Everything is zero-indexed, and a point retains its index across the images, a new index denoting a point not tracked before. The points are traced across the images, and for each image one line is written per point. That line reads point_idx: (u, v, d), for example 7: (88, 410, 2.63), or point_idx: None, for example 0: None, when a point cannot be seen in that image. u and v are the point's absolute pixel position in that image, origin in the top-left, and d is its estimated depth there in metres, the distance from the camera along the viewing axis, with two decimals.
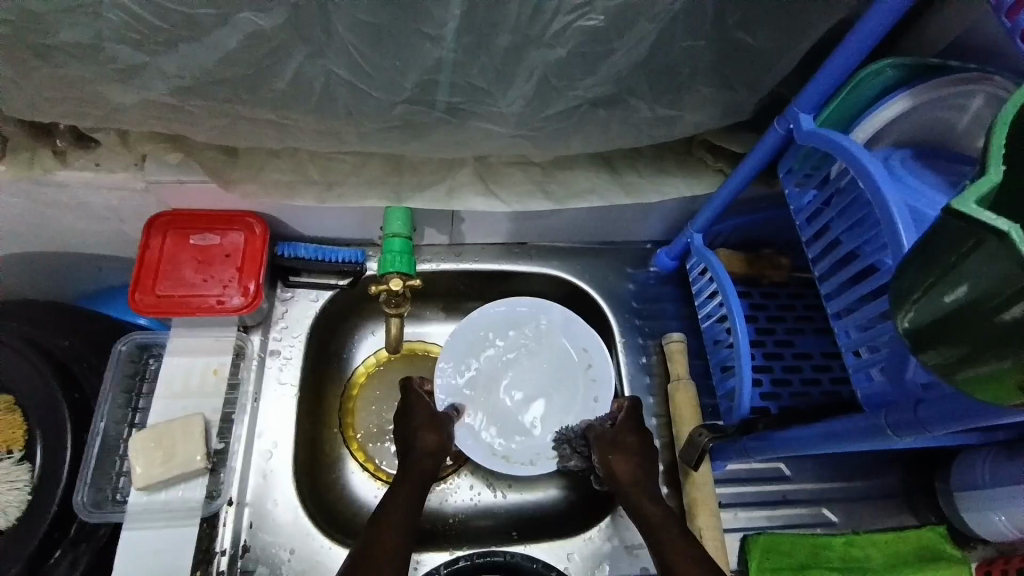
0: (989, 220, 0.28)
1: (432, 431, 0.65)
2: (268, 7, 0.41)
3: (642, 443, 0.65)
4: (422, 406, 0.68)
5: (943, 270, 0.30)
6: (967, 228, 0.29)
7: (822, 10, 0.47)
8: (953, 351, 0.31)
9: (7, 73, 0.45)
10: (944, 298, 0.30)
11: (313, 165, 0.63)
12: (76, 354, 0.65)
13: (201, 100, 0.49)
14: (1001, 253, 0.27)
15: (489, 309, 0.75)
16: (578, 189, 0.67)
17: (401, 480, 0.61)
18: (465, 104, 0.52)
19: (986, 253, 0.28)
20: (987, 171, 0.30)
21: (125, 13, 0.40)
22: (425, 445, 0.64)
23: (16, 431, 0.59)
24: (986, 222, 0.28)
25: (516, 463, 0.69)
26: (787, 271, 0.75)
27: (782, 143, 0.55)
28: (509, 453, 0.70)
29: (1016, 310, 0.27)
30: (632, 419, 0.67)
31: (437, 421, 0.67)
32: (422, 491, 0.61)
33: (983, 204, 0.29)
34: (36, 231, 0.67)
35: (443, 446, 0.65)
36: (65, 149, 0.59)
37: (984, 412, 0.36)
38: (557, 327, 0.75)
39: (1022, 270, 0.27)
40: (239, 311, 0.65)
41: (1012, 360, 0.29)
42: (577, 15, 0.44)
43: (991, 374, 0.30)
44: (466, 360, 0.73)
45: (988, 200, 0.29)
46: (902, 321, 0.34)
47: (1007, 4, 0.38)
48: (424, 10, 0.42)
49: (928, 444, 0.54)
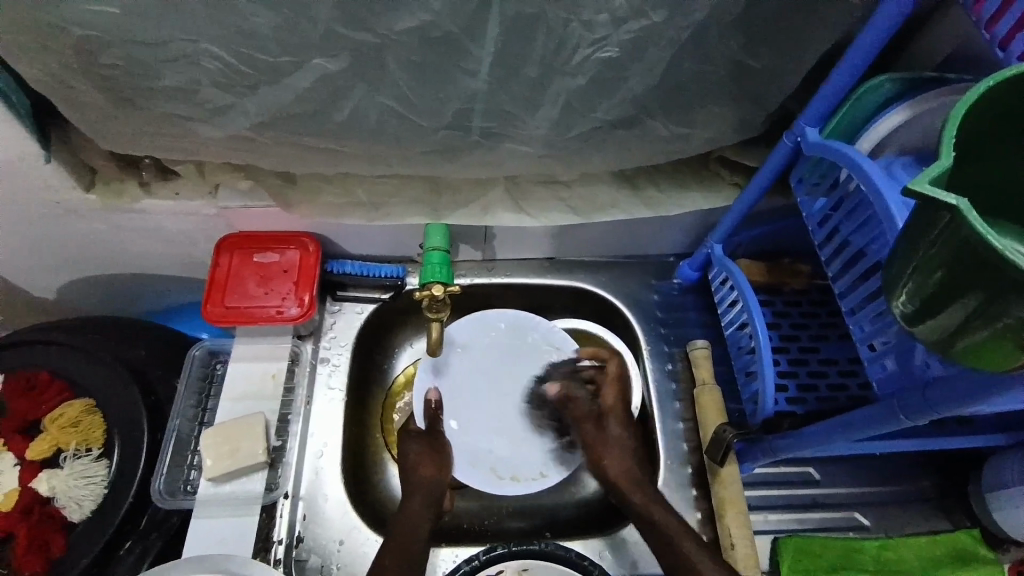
0: (942, 198, 0.32)
1: (429, 465, 0.68)
2: (335, 53, 0.48)
3: (621, 418, 0.71)
4: (416, 440, 0.70)
5: (926, 246, 0.35)
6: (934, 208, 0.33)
7: (818, 33, 0.52)
8: (948, 323, 0.35)
9: (117, 114, 0.54)
10: (931, 274, 0.35)
11: (362, 189, 0.70)
12: (152, 362, 0.73)
13: (273, 133, 0.57)
14: (961, 229, 0.32)
15: (453, 326, 0.78)
16: (601, 204, 0.72)
17: (410, 497, 0.67)
18: (498, 128, 0.58)
19: (952, 230, 0.32)
20: (938, 159, 0.34)
21: (219, 62, 0.48)
22: (423, 476, 0.68)
23: (96, 431, 0.66)
24: (939, 199, 0.32)
25: (527, 480, 0.73)
26: (807, 279, 0.78)
27: (792, 155, 0.59)
28: (516, 472, 0.73)
29: (985, 284, 0.32)
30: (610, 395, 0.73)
31: (432, 449, 0.70)
32: (429, 514, 0.66)
33: (935, 184, 0.33)
34: (121, 254, 0.76)
35: (440, 479, 0.68)
36: (149, 180, 0.67)
37: (996, 387, 0.38)
38: (522, 337, 0.79)
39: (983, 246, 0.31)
40: (295, 320, 0.72)
41: (993, 328, 0.33)
42: (596, 47, 0.50)
43: (981, 343, 0.34)
44: (448, 382, 0.76)
45: (939, 183, 0.34)
46: (902, 295, 0.38)
47: (986, 16, 0.42)
48: (465, 49, 0.49)
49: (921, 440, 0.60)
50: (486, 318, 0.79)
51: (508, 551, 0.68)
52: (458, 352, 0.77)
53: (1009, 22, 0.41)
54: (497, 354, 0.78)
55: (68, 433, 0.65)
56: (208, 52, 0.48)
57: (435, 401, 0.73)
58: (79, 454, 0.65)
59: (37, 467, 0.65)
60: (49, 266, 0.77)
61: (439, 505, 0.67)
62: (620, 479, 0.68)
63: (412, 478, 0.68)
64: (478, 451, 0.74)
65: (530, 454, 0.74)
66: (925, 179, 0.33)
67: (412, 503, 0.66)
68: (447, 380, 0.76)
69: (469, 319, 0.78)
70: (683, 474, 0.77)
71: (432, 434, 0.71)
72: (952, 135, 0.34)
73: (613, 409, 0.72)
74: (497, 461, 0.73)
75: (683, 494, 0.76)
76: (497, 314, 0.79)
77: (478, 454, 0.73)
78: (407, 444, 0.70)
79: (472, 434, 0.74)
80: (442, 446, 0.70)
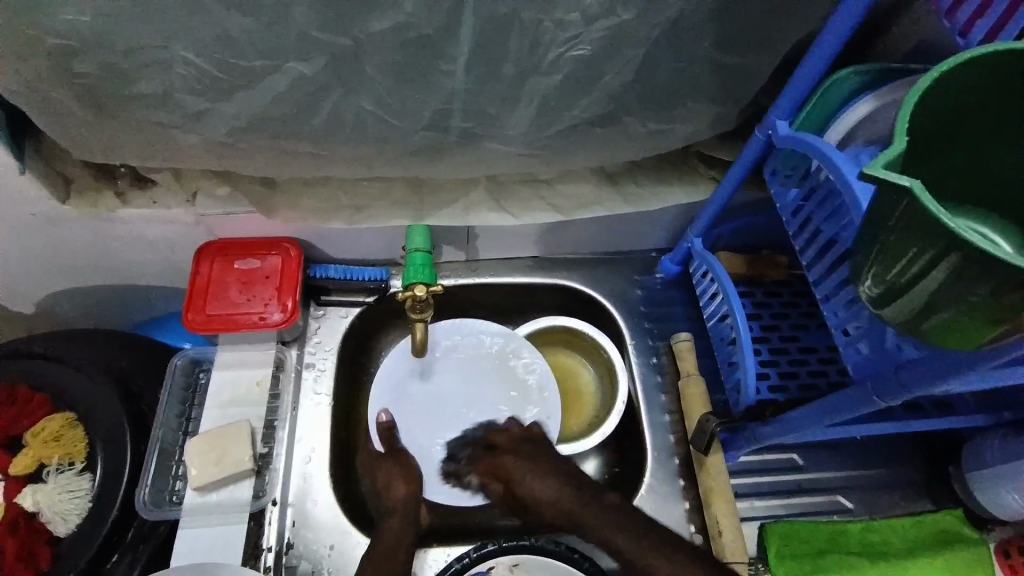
0: (895, 180, 0.34)
1: (401, 483, 0.68)
2: (311, 56, 0.49)
3: (519, 458, 0.69)
4: (382, 470, 0.70)
5: (890, 227, 0.36)
6: (893, 191, 0.35)
7: (784, 28, 0.54)
8: (915, 301, 0.37)
9: (92, 122, 0.53)
10: (899, 253, 0.36)
11: (344, 192, 0.70)
12: (134, 373, 0.72)
13: (253, 138, 0.57)
14: (918, 207, 0.33)
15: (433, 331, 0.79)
16: (582, 201, 0.73)
17: (388, 517, 0.67)
18: (477, 128, 0.58)
19: (911, 209, 0.34)
20: (892, 142, 0.35)
21: (194, 67, 0.48)
22: (395, 500, 0.68)
23: (79, 444, 0.65)
24: (893, 181, 0.34)
25: None
26: (786, 269, 0.79)
27: (765, 148, 0.60)
28: None
29: (946, 260, 0.33)
30: (507, 436, 0.72)
31: (401, 470, 0.70)
32: (410, 530, 0.66)
33: (890, 167, 0.35)
34: (100, 265, 0.75)
35: (411, 497, 0.68)
36: (125, 189, 0.67)
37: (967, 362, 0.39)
38: (495, 346, 0.80)
39: (939, 223, 0.32)
40: (279, 326, 0.72)
41: (961, 302, 0.34)
42: (568, 46, 0.51)
43: (949, 318, 0.35)
44: (421, 393, 0.77)
45: (894, 166, 0.35)
46: (873, 276, 0.39)
47: (945, 6, 0.44)
48: (440, 49, 0.49)
49: (901, 424, 0.62)
50: (464, 328, 0.79)
51: (499, 548, 0.68)
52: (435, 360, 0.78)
53: (967, 12, 0.42)
54: (470, 363, 0.79)
55: (48, 448, 0.64)
56: (184, 58, 0.48)
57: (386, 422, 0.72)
58: (62, 468, 0.64)
59: (22, 482, 0.64)
60: (28, 280, 0.76)
61: (418, 521, 0.67)
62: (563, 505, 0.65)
63: (387, 499, 0.68)
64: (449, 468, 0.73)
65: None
66: (879, 164, 0.35)
67: (390, 523, 0.66)
68: (421, 391, 0.77)
69: (450, 325, 0.79)
70: (671, 465, 0.78)
71: (398, 455, 0.71)
72: (905, 121, 0.36)
73: (510, 451, 0.70)
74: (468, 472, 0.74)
75: (671, 485, 0.77)
76: (473, 323, 0.80)
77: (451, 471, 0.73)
78: (377, 468, 0.70)
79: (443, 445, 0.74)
80: (411, 463, 0.70)
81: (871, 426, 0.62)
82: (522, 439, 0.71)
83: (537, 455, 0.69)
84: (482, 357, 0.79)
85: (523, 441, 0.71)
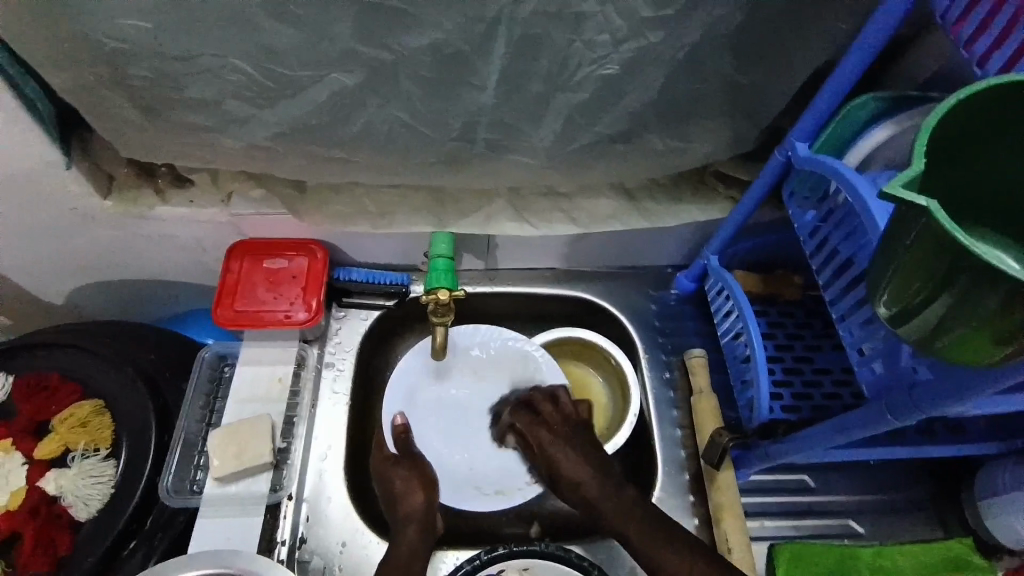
0: (914, 200, 0.35)
1: (419, 490, 0.68)
2: (352, 69, 0.51)
3: (554, 434, 0.69)
4: (400, 476, 0.70)
5: (908, 244, 0.37)
6: (911, 209, 0.36)
7: (806, 53, 0.56)
8: (932, 317, 0.37)
9: (141, 124, 0.56)
10: (916, 267, 0.37)
11: (369, 199, 0.73)
12: (160, 367, 0.74)
13: (290, 143, 0.59)
14: (937, 225, 0.34)
15: (451, 337, 0.80)
16: (600, 215, 0.75)
17: (404, 527, 0.66)
18: (503, 140, 0.61)
19: (930, 227, 0.35)
20: (911, 164, 0.36)
21: (243, 75, 0.51)
22: (411, 508, 0.67)
23: (106, 431, 0.67)
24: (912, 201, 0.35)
25: (513, 494, 0.75)
26: (801, 289, 0.79)
27: (783, 169, 0.62)
28: (502, 488, 0.75)
29: (964, 277, 0.34)
30: (551, 411, 0.72)
31: (417, 478, 0.69)
32: (427, 541, 0.66)
33: (908, 187, 0.36)
34: (132, 261, 0.78)
35: (430, 507, 0.67)
36: (164, 188, 0.70)
37: (981, 382, 0.40)
38: (513, 356, 0.81)
39: (955, 240, 0.33)
40: (303, 325, 0.74)
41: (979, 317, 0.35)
42: (597, 65, 0.53)
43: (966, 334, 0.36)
44: (435, 398, 0.79)
45: (912, 186, 0.36)
46: (889, 292, 0.40)
47: (964, 37, 0.45)
48: (472, 65, 0.52)
49: (911, 447, 0.63)
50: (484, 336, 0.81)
51: (509, 552, 0.69)
52: (452, 366, 0.80)
53: (988, 40, 0.43)
54: (487, 371, 0.80)
55: (77, 433, 0.67)
56: (233, 66, 0.50)
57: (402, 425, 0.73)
58: (87, 453, 0.66)
59: (46, 466, 0.67)
60: (63, 272, 0.79)
61: (434, 529, 0.67)
62: (604, 505, 0.64)
63: (404, 507, 0.67)
64: (459, 476, 0.75)
65: (514, 472, 0.76)
66: (898, 183, 0.36)
67: (407, 532, 0.66)
68: (436, 396, 0.78)
69: (469, 331, 0.81)
70: (681, 480, 0.78)
71: (413, 457, 0.71)
72: (923, 144, 0.37)
73: (548, 424, 0.71)
74: (480, 479, 0.75)
75: (681, 500, 0.77)
76: (493, 333, 0.81)
77: (456, 478, 0.75)
78: (392, 472, 0.70)
79: (457, 450, 0.77)
80: (426, 469, 0.71)
81: (883, 449, 0.62)
82: (563, 416, 0.72)
83: (573, 436, 0.69)
84: (498, 367, 0.80)
85: (566, 417, 0.71)
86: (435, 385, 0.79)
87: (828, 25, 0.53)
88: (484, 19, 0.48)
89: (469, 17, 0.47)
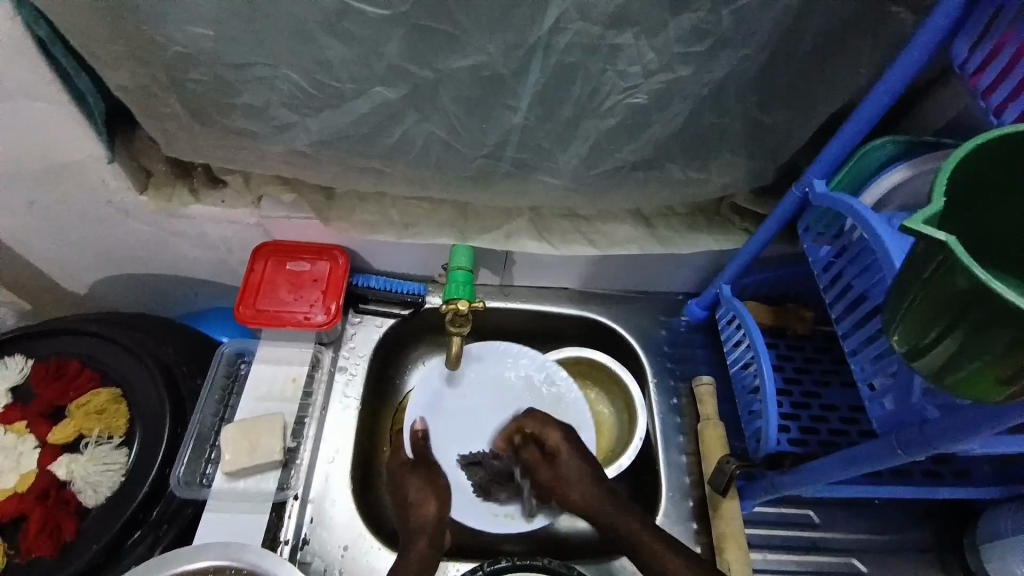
0: (932, 234, 0.36)
1: (433, 501, 0.70)
2: (395, 84, 0.54)
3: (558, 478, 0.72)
4: (416, 485, 0.71)
5: (926, 278, 0.38)
6: (930, 245, 0.37)
7: (828, 95, 0.58)
8: (946, 350, 0.38)
9: (190, 124, 0.59)
10: (933, 301, 0.38)
11: (395, 209, 0.75)
12: (178, 359, 0.75)
13: (329, 151, 0.62)
14: (955, 261, 0.35)
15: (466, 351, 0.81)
16: (617, 238, 0.76)
17: (416, 538, 0.68)
18: (530, 160, 0.63)
19: (949, 264, 0.36)
20: (931, 202, 0.38)
21: (293, 85, 0.54)
22: (423, 519, 0.69)
23: (120, 419, 0.68)
24: (931, 236, 0.36)
25: (520, 521, 0.74)
26: (811, 324, 0.80)
27: (800, 204, 0.63)
28: (512, 512, 0.74)
29: (980, 312, 0.35)
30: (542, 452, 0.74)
31: (433, 489, 0.71)
32: (433, 552, 0.68)
33: (928, 224, 0.38)
34: (160, 257, 0.81)
35: (442, 517, 0.69)
36: (198, 187, 0.72)
37: (986, 420, 0.41)
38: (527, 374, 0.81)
39: (974, 277, 0.34)
40: (321, 327, 0.75)
41: (994, 352, 0.36)
42: (626, 94, 0.55)
43: (980, 369, 0.37)
44: (442, 411, 0.79)
45: (931, 222, 0.38)
46: (904, 325, 0.41)
47: (983, 86, 0.46)
48: (509, 88, 0.54)
49: (920, 489, 0.62)
50: (505, 352, 0.82)
51: (512, 564, 0.69)
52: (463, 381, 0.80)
53: (1005, 91, 0.45)
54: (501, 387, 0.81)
55: (93, 420, 0.68)
56: (284, 76, 0.53)
57: (422, 431, 0.76)
58: (101, 441, 0.67)
59: (58, 451, 0.68)
60: (93, 263, 0.81)
61: (443, 543, 0.69)
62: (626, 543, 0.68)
63: (416, 517, 0.69)
64: (471, 490, 0.75)
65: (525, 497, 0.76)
66: (918, 219, 0.37)
67: (418, 545, 0.67)
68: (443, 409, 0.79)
69: (486, 348, 0.81)
70: (685, 507, 0.78)
71: (430, 466, 0.73)
72: (942, 184, 0.39)
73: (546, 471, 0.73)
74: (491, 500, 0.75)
75: (683, 527, 0.77)
76: (509, 350, 0.82)
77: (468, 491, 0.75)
78: (407, 480, 0.72)
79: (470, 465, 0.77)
80: (441, 480, 0.72)
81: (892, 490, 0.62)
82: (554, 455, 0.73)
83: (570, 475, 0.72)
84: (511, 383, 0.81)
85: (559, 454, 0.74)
86: (444, 399, 0.79)
87: (849, 70, 0.56)
88: (525, 45, 0.50)
89: (511, 43, 0.50)
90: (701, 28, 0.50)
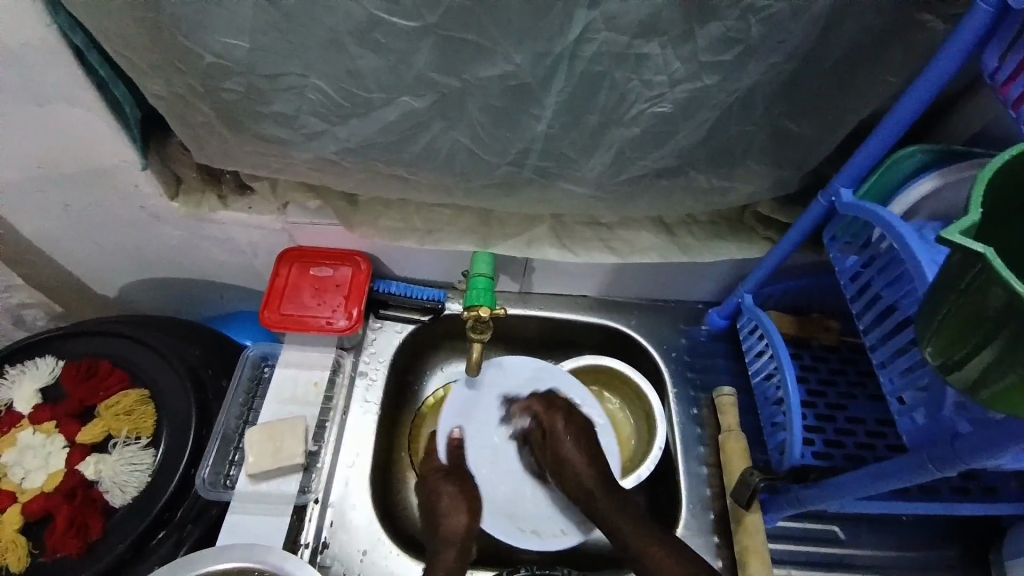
0: (968, 244, 0.36)
1: (464, 511, 0.71)
2: (422, 94, 0.55)
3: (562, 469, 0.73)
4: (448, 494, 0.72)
5: (961, 289, 0.37)
6: (966, 255, 0.36)
7: (856, 104, 0.57)
8: (982, 365, 0.37)
9: (223, 132, 0.61)
10: (970, 312, 0.37)
11: (419, 216, 0.76)
12: (204, 361, 0.76)
13: (355, 159, 0.63)
14: (992, 274, 0.34)
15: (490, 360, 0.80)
16: (639, 246, 0.76)
17: (442, 545, 0.69)
18: (553, 168, 0.63)
19: (985, 276, 0.35)
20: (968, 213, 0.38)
21: (322, 94, 0.55)
22: (452, 527, 0.70)
23: (147, 420, 0.70)
24: (966, 246, 0.36)
25: (548, 536, 0.73)
26: (836, 334, 0.79)
27: (826, 214, 0.62)
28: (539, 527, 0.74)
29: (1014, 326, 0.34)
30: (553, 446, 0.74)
31: (465, 498, 0.72)
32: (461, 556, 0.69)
33: (965, 235, 0.37)
34: (188, 262, 0.83)
35: (472, 526, 0.71)
36: (228, 194, 0.74)
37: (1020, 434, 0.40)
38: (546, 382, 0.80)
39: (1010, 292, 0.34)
40: (343, 332, 0.77)
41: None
42: (651, 103, 0.55)
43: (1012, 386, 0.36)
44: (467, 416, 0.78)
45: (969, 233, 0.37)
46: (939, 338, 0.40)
47: (1013, 97, 0.43)
48: (535, 97, 0.55)
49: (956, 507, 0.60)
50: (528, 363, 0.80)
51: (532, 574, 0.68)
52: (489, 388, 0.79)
53: None
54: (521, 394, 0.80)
55: (121, 420, 0.69)
56: (313, 85, 0.54)
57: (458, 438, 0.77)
58: (129, 441, 0.69)
59: (86, 449, 0.70)
60: (123, 266, 0.83)
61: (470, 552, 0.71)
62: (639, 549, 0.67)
63: (446, 526, 0.70)
64: (496, 501, 0.75)
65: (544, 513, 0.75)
66: (955, 230, 0.37)
67: (447, 555, 0.69)
68: (468, 416, 0.78)
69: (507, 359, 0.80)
70: (706, 519, 0.77)
71: (461, 475, 0.74)
72: (980, 194, 0.38)
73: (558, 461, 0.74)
74: (517, 513, 0.75)
75: (704, 540, 0.76)
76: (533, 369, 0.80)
77: (500, 505, 0.75)
78: (442, 488, 0.73)
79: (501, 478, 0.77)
80: (472, 491, 0.73)
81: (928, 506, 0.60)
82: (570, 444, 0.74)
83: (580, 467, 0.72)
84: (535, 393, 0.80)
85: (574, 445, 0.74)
86: (468, 405, 0.78)
87: (878, 78, 0.55)
88: (550, 55, 0.51)
89: (538, 53, 0.50)
90: (729, 37, 0.49)
